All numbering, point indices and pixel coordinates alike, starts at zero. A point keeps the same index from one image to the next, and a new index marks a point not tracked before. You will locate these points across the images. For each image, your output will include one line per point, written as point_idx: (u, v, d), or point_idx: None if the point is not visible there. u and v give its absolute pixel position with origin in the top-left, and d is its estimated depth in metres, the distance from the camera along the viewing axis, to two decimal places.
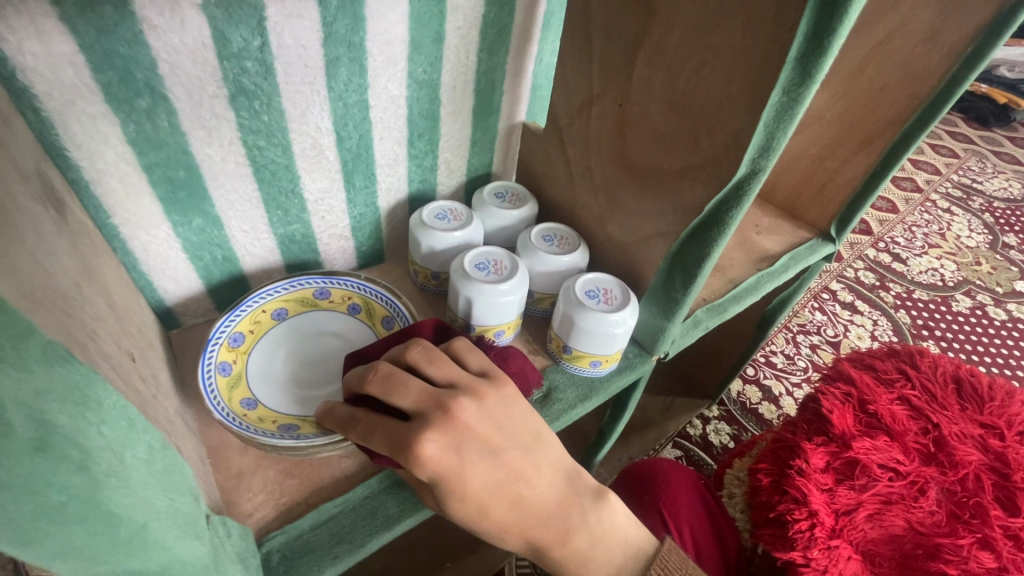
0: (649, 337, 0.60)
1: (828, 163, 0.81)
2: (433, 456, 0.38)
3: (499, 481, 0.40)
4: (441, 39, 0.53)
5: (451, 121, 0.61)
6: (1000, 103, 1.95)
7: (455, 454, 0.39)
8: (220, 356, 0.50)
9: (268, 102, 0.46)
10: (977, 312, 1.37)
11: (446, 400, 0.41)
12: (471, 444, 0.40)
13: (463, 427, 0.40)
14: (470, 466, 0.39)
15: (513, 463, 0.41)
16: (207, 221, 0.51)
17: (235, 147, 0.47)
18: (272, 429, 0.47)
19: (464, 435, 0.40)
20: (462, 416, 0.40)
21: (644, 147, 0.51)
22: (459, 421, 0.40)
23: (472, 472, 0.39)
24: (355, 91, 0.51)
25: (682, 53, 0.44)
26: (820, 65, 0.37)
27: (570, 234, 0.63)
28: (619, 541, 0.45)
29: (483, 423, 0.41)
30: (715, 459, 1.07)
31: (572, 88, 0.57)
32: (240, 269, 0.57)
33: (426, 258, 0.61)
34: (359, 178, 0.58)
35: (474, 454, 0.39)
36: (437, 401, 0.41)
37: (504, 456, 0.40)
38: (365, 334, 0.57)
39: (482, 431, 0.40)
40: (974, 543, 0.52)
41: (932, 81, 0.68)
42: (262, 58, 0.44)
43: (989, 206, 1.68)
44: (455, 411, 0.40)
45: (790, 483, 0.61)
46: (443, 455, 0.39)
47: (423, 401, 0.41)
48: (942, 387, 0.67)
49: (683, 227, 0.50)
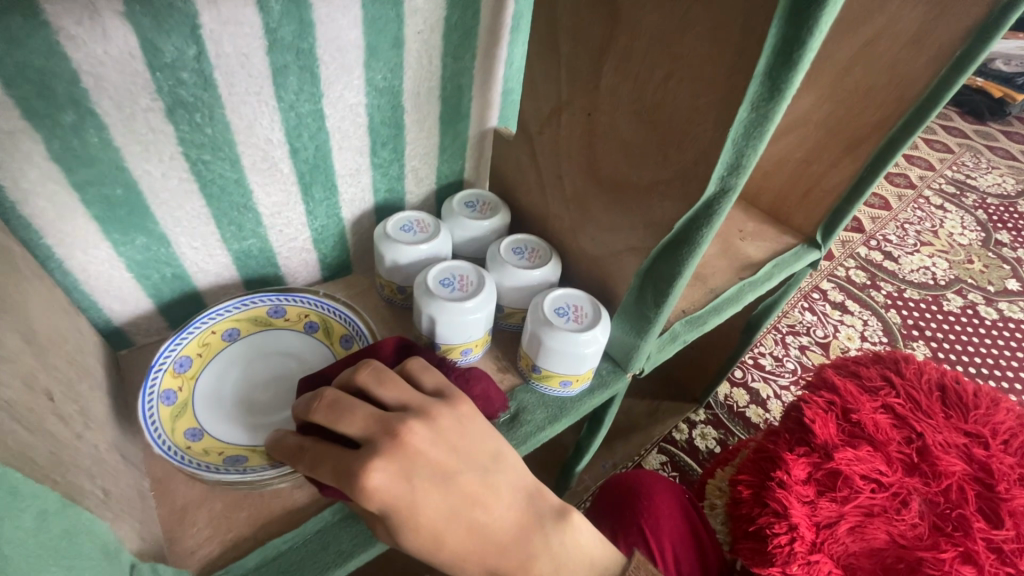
0: (623, 354, 0.58)
1: (813, 168, 0.78)
2: (380, 485, 0.36)
3: (452, 506, 0.37)
4: (400, 43, 0.50)
5: (416, 128, 0.58)
6: (996, 97, 1.92)
7: (404, 480, 0.36)
8: (165, 383, 0.49)
9: (210, 114, 0.44)
10: (968, 311, 1.36)
11: (394, 424, 0.38)
12: (422, 471, 0.37)
13: (413, 453, 0.37)
14: (422, 493, 0.37)
15: (468, 487, 0.38)
16: (151, 239, 0.48)
17: (177, 162, 0.45)
18: (217, 463, 0.46)
19: (414, 460, 0.37)
20: (411, 439, 0.38)
21: (613, 158, 0.48)
22: (408, 447, 0.37)
23: (424, 498, 0.37)
24: (308, 100, 0.48)
25: (649, 60, 0.41)
26: (790, 79, 0.35)
27: (542, 245, 0.60)
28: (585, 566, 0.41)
29: (435, 448, 0.38)
30: (701, 464, 1.05)
31: (540, 94, 0.54)
32: (194, 286, 0.54)
33: (391, 272, 0.59)
34: (318, 189, 0.55)
35: (425, 480, 0.37)
36: (386, 426, 0.38)
37: (459, 479, 0.38)
38: (322, 353, 0.55)
39: (434, 455, 0.38)
40: (957, 557, 0.51)
41: (920, 85, 0.65)
42: (199, 68, 0.41)
43: (982, 203, 1.66)
44: (404, 435, 0.38)
45: (771, 495, 0.58)
46: (393, 483, 0.36)
47: (371, 427, 0.38)
48: (927, 394, 0.64)
49: (654, 242, 0.48)
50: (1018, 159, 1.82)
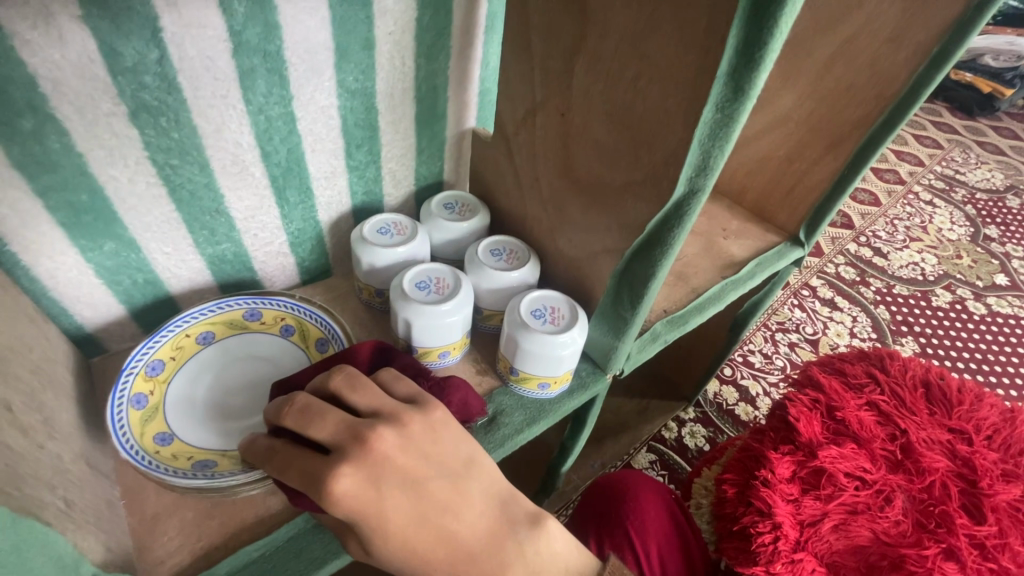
0: (602, 355, 0.58)
1: (796, 166, 0.78)
2: (347, 493, 0.35)
3: (420, 512, 0.37)
4: (371, 44, 0.50)
5: (392, 129, 0.57)
6: (984, 92, 1.93)
7: (372, 487, 0.36)
8: (136, 387, 0.48)
9: (176, 118, 0.43)
10: (957, 306, 1.36)
11: (364, 431, 0.38)
12: (389, 477, 0.37)
13: (380, 459, 0.37)
14: (390, 501, 0.36)
15: (437, 493, 0.38)
16: (120, 244, 0.48)
17: (144, 166, 0.44)
18: (185, 468, 0.46)
19: (382, 466, 0.37)
20: (381, 446, 0.37)
21: (588, 158, 0.48)
22: (376, 453, 0.37)
23: (391, 505, 0.36)
24: (278, 103, 0.48)
25: (619, 60, 0.41)
26: (755, 80, 0.35)
27: (520, 247, 0.60)
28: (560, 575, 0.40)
29: (404, 454, 0.38)
30: (690, 463, 1.05)
31: (516, 94, 0.53)
32: (167, 291, 0.53)
33: (368, 275, 0.58)
34: (293, 193, 0.55)
35: (393, 486, 0.36)
36: (355, 432, 0.38)
37: (428, 486, 0.37)
38: (297, 357, 0.55)
39: (404, 461, 0.37)
40: (940, 553, 0.51)
41: (898, 83, 0.65)
42: (162, 71, 0.41)
43: (971, 198, 1.67)
44: (372, 442, 0.37)
45: (755, 494, 0.58)
46: (360, 491, 0.36)
47: (340, 433, 0.38)
48: (911, 391, 0.64)
49: (630, 243, 0.47)
50: (1007, 154, 1.83)
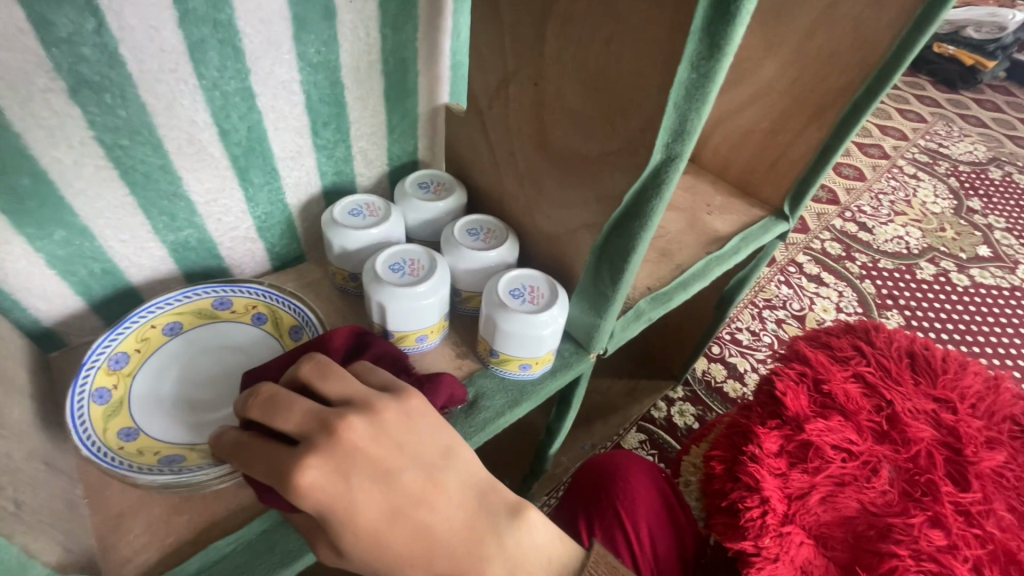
0: (584, 334, 0.56)
1: (779, 137, 0.77)
2: (315, 485, 0.34)
3: (393, 505, 0.35)
4: (331, 13, 0.47)
5: (360, 106, 0.55)
6: (967, 65, 1.92)
7: (342, 478, 0.34)
8: (97, 381, 0.46)
9: (122, 94, 0.41)
10: (941, 279, 1.36)
11: (332, 420, 0.36)
12: (359, 468, 0.35)
13: (350, 450, 0.35)
14: (360, 492, 0.34)
15: (411, 485, 0.36)
16: (72, 232, 0.45)
17: (90, 147, 0.42)
18: (151, 463, 0.44)
19: (352, 456, 0.35)
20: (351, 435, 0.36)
21: (562, 130, 0.46)
22: (345, 444, 0.35)
23: (361, 496, 0.34)
24: (234, 77, 0.45)
25: (591, 24, 0.39)
26: (730, 35, 0.33)
27: (497, 225, 0.58)
28: (543, 568, 0.38)
29: (375, 444, 0.36)
30: (679, 441, 1.05)
31: (487, 65, 0.51)
32: (127, 281, 0.51)
33: (340, 259, 0.56)
34: (257, 174, 0.52)
35: (363, 478, 0.35)
36: (323, 422, 0.36)
37: (400, 478, 0.36)
38: (270, 346, 0.53)
39: (376, 452, 0.36)
40: (926, 521, 0.50)
41: (881, 49, 0.64)
42: (101, 42, 0.38)
43: (954, 170, 1.67)
44: (340, 431, 0.36)
45: (743, 469, 0.58)
46: (328, 483, 0.34)
47: (308, 423, 0.36)
48: (896, 361, 0.64)
49: (608, 218, 0.46)
50: (988, 126, 1.83)
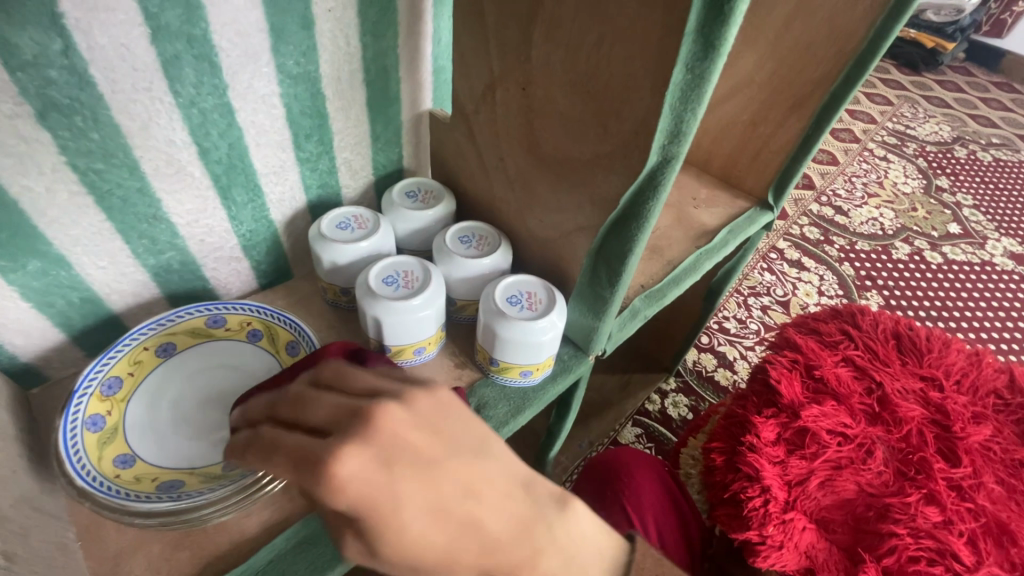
0: (583, 337, 0.56)
1: (760, 129, 0.77)
2: (355, 475, 0.28)
3: (436, 501, 0.28)
4: (310, 23, 0.46)
5: (342, 116, 0.53)
6: (928, 47, 1.97)
7: (380, 468, 0.28)
8: (90, 408, 0.44)
9: (94, 116, 0.39)
10: (915, 257, 1.40)
11: (364, 405, 0.31)
12: (397, 456, 0.28)
13: (386, 435, 0.29)
14: (400, 485, 0.28)
15: (455, 476, 0.29)
16: (47, 263, 0.43)
17: (62, 173, 0.40)
18: (150, 491, 0.42)
19: (389, 442, 0.29)
20: (391, 411, 0.29)
21: (551, 133, 0.45)
22: (379, 428, 0.29)
23: (400, 489, 0.28)
24: (211, 93, 0.43)
25: (579, 26, 0.39)
26: (724, 35, 0.33)
27: (489, 232, 0.57)
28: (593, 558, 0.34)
29: (412, 429, 0.29)
30: (675, 433, 1.06)
31: (472, 70, 0.50)
32: (109, 309, 0.49)
33: (330, 274, 0.54)
34: (239, 191, 0.50)
35: (403, 468, 0.28)
36: (355, 410, 0.31)
37: (443, 468, 0.29)
38: (267, 363, 0.51)
39: (413, 438, 0.29)
40: (921, 499, 0.51)
41: (857, 38, 0.65)
42: (70, 63, 0.36)
43: (922, 151, 1.71)
44: (375, 414, 0.30)
45: (742, 460, 0.58)
46: (369, 469, 0.28)
47: (337, 415, 0.32)
48: (884, 343, 0.65)
49: (602, 220, 0.45)
50: (952, 106, 1.88)
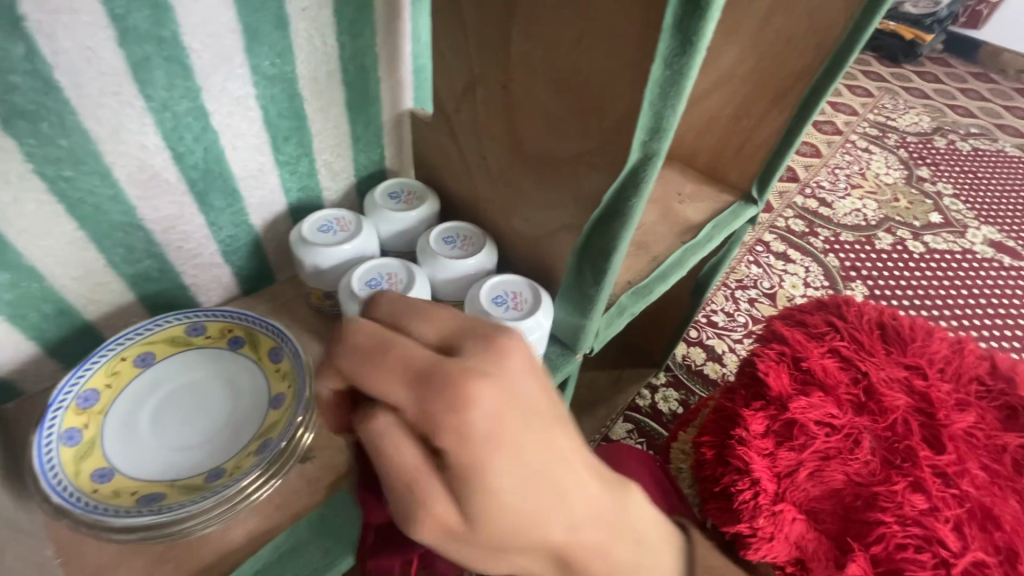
0: (570, 335, 0.56)
1: (743, 123, 0.78)
2: (490, 410, 0.24)
3: (541, 471, 0.25)
4: (284, 23, 0.45)
5: (321, 117, 0.52)
6: (907, 39, 2.00)
7: (510, 413, 0.24)
8: (66, 422, 0.44)
9: (61, 122, 0.38)
10: (898, 247, 1.42)
11: (489, 331, 0.27)
12: (522, 409, 0.25)
13: (514, 377, 0.25)
14: (517, 442, 0.25)
15: (559, 447, 0.26)
16: (18, 274, 0.42)
17: (30, 181, 0.39)
18: (129, 505, 0.41)
19: (519, 384, 0.25)
20: (518, 344, 0.26)
21: (534, 130, 0.45)
22: (510, 363, 0.26)
23: (514, 450, 0.24)
24: (184, 96, 0.43)
25: (557, 22, 0.38)
26: (702, 29, 0.33)
27: (473, 231, 0.56)
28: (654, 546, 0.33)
29: (534, 383, 0.26)
30: (666, 427, 1.07)
31: (452, 68, 0.49)
32: (85, 319, 0.48)
33: (313, 278, 0.54)
34: (217, 196, 0.49)
35: (525, 424, 0.25)
36: (479, 333, 0.27)
37: (553, 437, 0.26)
38: (251, 370, 0.50)
39: (534, 395, 0.26)
40: (907, 486, 0.52)
41: (836, 32, 0.65)
42: (33, 68, 0.35)
43: (903, 142, 1.73)
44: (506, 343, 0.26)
45: (732, 453, 0.58)
46: (499, 401, 0.24)
47: (453, 334, 0.27)
48: (869, 334, 0.65)
49: (586, 218, 0.45)
50: (931, 97, 1.90)
